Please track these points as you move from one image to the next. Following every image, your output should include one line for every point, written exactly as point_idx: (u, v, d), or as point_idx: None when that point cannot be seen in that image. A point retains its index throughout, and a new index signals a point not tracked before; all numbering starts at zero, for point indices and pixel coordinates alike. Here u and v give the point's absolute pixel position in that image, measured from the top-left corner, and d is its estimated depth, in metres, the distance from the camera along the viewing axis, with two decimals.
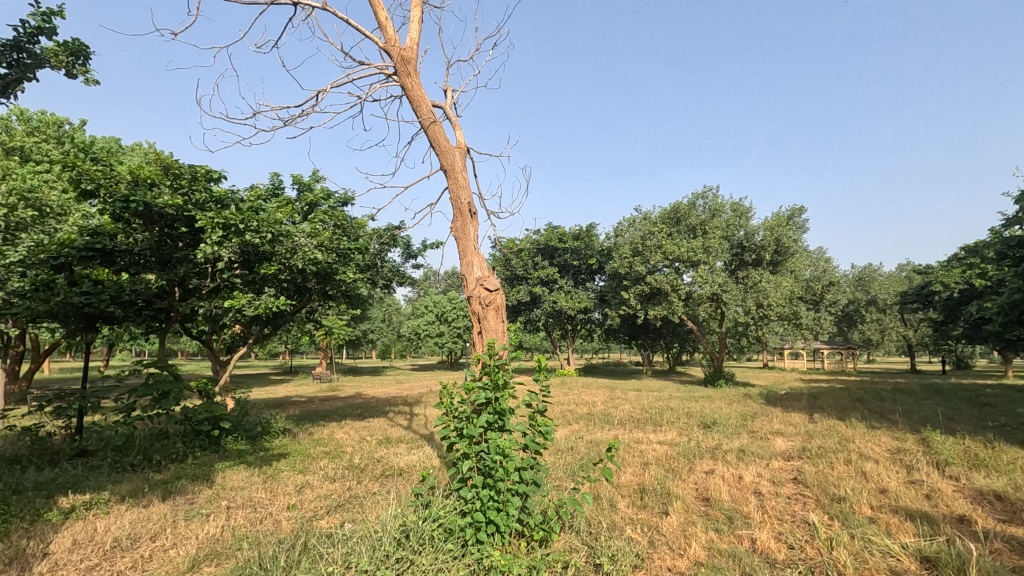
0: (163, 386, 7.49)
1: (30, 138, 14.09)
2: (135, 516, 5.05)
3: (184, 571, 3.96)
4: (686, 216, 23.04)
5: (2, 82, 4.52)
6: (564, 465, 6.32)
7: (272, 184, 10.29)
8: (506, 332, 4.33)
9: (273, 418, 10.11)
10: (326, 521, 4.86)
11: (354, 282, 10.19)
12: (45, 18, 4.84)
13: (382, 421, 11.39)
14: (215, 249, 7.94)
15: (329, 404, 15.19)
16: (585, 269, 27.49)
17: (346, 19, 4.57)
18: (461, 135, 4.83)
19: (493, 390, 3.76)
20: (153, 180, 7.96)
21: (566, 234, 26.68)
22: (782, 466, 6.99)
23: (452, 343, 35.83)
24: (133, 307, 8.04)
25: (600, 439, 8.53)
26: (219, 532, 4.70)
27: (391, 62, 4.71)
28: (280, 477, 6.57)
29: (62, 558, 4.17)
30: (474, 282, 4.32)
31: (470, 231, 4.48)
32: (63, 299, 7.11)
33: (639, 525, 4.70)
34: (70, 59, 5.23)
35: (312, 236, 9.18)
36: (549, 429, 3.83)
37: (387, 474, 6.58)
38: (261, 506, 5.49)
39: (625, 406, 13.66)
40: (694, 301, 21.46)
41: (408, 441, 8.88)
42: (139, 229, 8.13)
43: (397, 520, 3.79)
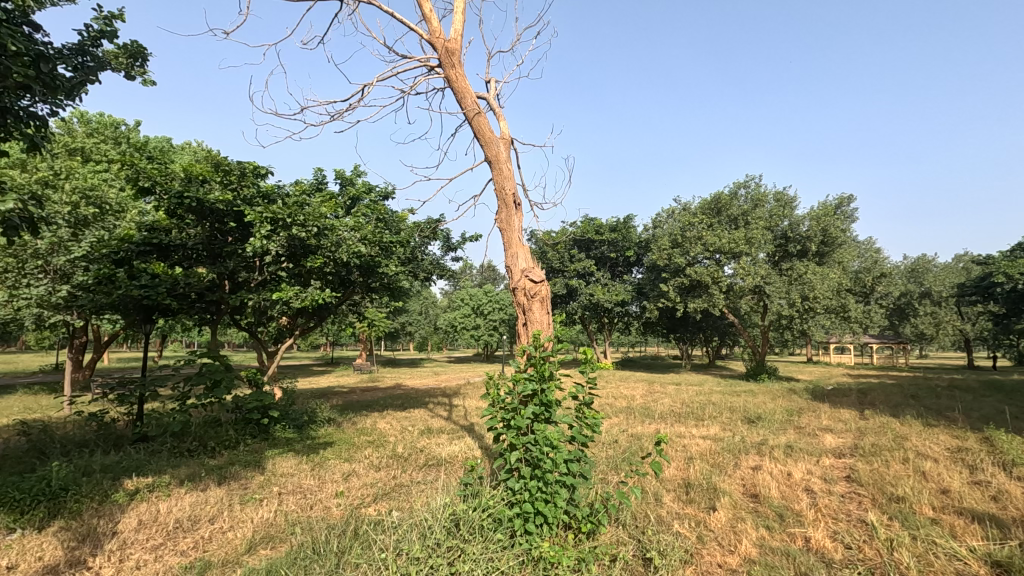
0: (216, 375, 7.77)
1: (90, 139, 14.82)
2: (194, 500, 5.27)
3: (242, 552, 4.11)
4: (727, 206, 22.45)
5: (68, 84, 4.73)
6: (609, 457, 6.28)
7: (316, 179, 10.51)
8: (551, 324, 4.31)
9: (318, 408, 10.38)
10: (374, 508, 4.97)
11: (395, 274, 10.32)
12: (107, 22, 5.06)
13: (422, 412, 11.55)
14: (264, 243, 8.21)
15: (370, 394, 15.46)
16: (622, 262, 27.18)
17: (390, 12, 4.53)
18: (505, 126, 4.79)
19: (539, 381, 3.74)
20: (204, 177, 8.32)
21: (603, 225, 26.38)
22: (833, 463, 6.75)
23: (488, 336, 35.99)
24: (188, 300, 8.36)
25: (642, 433, 8.42)
26: (273, 517, 4.86)
27: (436, 54, 4.70)
28: (327, 466, 6.75)
29: (130, 537, 4.40)
30: (519, 273, 4.29)
31: (515, 222, 4.46)
32: (124, 292, 7.48)
33: (687, 520, 4.62)
34: (128, 61, 5.51)
35: (355, 229, 9.33)
36: (597, 422, 3.78)
37: (430, 464, 6.68)
38: (310, 493, 5.65)
39: (665, 400, 13.47)
40: (736, 294, 20.94)
41: (449, 432, 8.98)
42: (192, 224, 8.50)
43: (446, 509, 3.82)
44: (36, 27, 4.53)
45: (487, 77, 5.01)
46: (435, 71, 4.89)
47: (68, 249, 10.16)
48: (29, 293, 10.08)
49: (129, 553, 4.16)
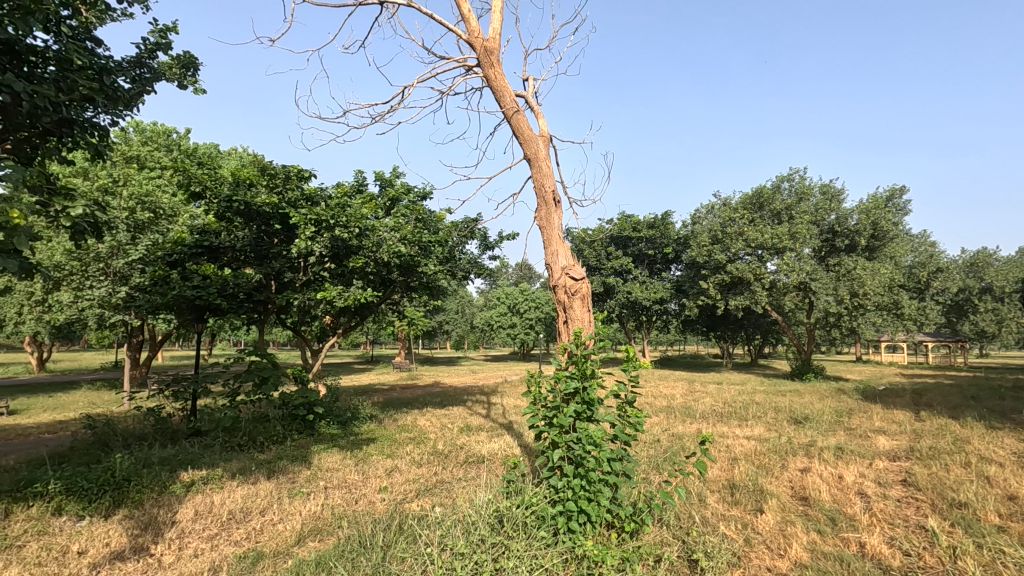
0: (264, 372, 8.06)
1: (144, 147, 15.57)
2: (246, 492, 5.47)
3: (292, 543, 4.25)
4: (770, 200, 21.65)
5: (129, 95, 4.97)
6: (650, 456, 6.19)
7: (356, 181, 10.72)
8: (593, 322, 4.27)
9: (361, 405, 10.60)
10: (417, 504, 5.04)
11: (434, 274, 10.42)
12: (162, 34, 5.29)
13: (461, 410, 11.66)
14: (308, 244, 8.46)
15: (409, 392, 15.67)
16: (660, 259, 26.74)
17: (430, 14, 4.58)
18: (544, 123, 4.78)
19: (580, 380, 3.72)
20: (251, 181, 8.63)
21: (641, 222, 26.00)
22: (888, 467, 6.47)
23: (525, 335, 35.97)
24: (236, 300, 8.69)
25: (684, 432, 8.26)
26: (320, 510, 4.99)
27: (475, 54, 4.73)
28: (371, 461, 6.88)
29: (187, 527, 4.60)
30: (560, 271, 4.27)
31: (555, 219, 4.44)
32: (178, 292, 7.84)
33: (733, 522, 4.51)
34: (182, 71, 5.74)
35: (395, 229, 9.47)
36: (640, 421, 3.73)
37: (470, 461, 6.74)
38: (355, 487, 5.78)
39: (706, 399, 13.16)
40: (779, 291, 20.31)
41: (488, 430, 9.03)
42: (240, 227, 8.84)
43: (490, 506, 3.83)
44: (97, 42, 4.77)
45: (525, 76, 5.01)
46: (473, 70, 4.92)
47: (126, 252, 10.76)
48: (92, 294, 10.69)
49: (187, 541, 4.35)
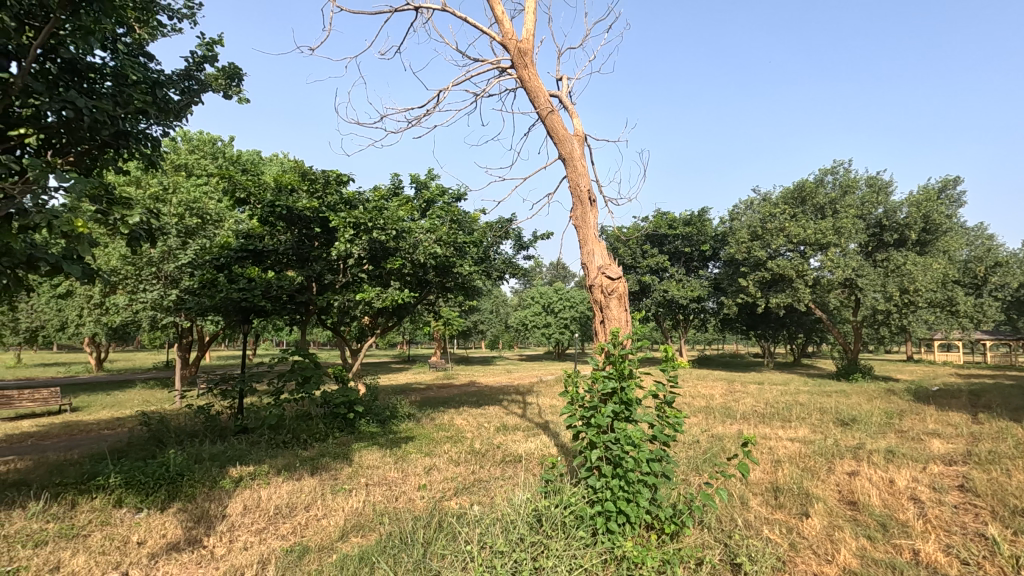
0: (306, 371, 8.30)
1: (192, 155, 16.25)
2: (291, 488, 5.65)
3: (335, 538, 4.36)
4: (812, 194, 20.98)
5: (178, 107, 5.18)
6: (689, 458, 6.09)
7: (393, 183, 10.91)
8: (630, 321, 4.24)
9: (399, 404, 10.78)
10: (455, 501, 5.11)
11: (469, 274, 10.50)
12: (208, 48, 5.50)
13: (498, 409, 11.70)
14: (347, 246, 8.66)
15: (446, 392, 15.83)
16: (697, 257, 26.24)
17: (464, 18, 4.64)
18: (578, 122, 4.76)
19: (618, 380, 3.70)
20: (292, 186, 8.91)
21: (677, 219, 25.46)
22: (943, 471, 6.17)
23: (559, 334, 35.84)
24: (280, 301, 8.98)
25: (725, 433, 8.06)
26: (362, 506, 5.11)
27: (509, 56, 4.76)
28: (409, 459, 6.99)
29: (237, 520, 4.79)
30: (596, 270, 4.26)
31: (591, 218, 4.43)
32: (225, 295, 8.17)
33: (777, 526, 4.40)
34: (228, 82, 5.92)
35: (431, 231, 9.60)
36: (679, 422, 3.68)
37: (507, 460, 6.78)
38: (395, 485, 5.89)
39: (747, 399, 12.80)
40: (823, 288, 19.64)
41: (524, 429, 9.04)
42: (282, 231, 9.13)
43: (529, 505, 3.85)
44: (150, 56, 4.99)
45: (559, 76, 5.01)
46: (507, 72, 4.95)
47: (176, 257, 11.30)
48: (146, 297, 11.22)
49: (238, 534, 4.53)
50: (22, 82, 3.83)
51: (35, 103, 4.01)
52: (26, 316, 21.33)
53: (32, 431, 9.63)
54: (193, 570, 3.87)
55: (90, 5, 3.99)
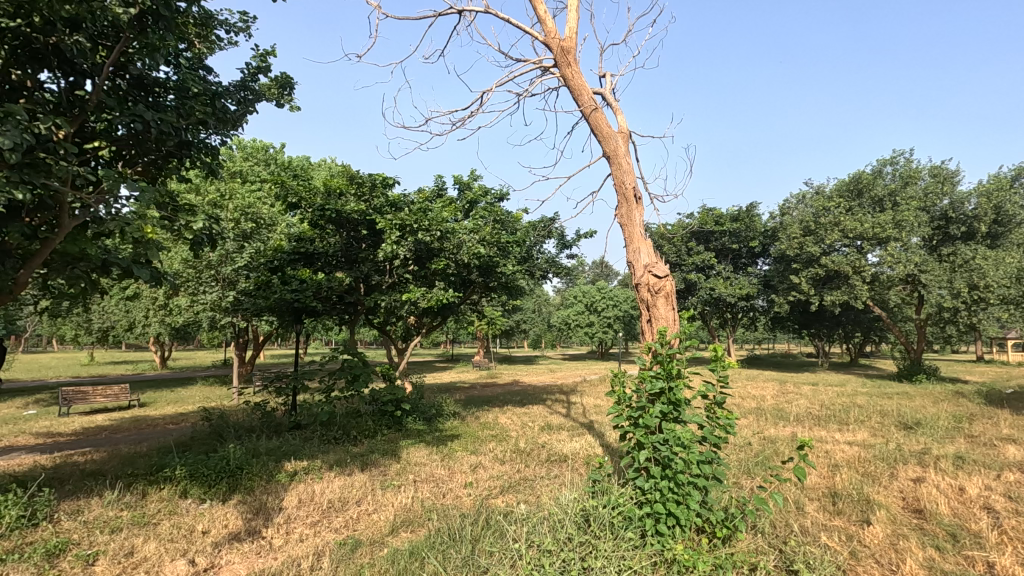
0: (355, 369, 8.55)
1: (246, 162, 16.97)
2: (343, 483, 5.82)
3: (386, 533, 4.47)
4: (870, 186, 20.00)
5: (236, 116, 5.41)
6: (740, 460, 5.92)
7: (437, 185, 11.07)
8: (678, 320, 4.16)
9: (444, 402, 10.94)
10: (502, 499, 5.16)
11: (513, 274, 10.55)
12: (262, 59, 5.72)
13: (541, 409, 11.70)
14: (394, 248, 8.85)
15: (490, 390, 15.96)
16: (746, 253, 25.47)
17: (507, 19, 4.67)
18: (623, 119, 4.70)
19: (666, 380, 3.64)
20: (341, 190, 9.19)
21: (723, 215, 24.69)
22: (1019, 480, 5.77)
23: (602, 334, 35.49)
24: (330, 302, 9.28)
25: (777, 436, 7.80)
26: (411, 502, 5.21)
27: (552, 55, 4.75)
28: (455, 457, 7.09)
29: (293, 513, 4.98)
30: (642, 269, 4.20)
31: (636, 216, 4.37)
32: (279, 296, 8.52)
33: (836, 533, 4.22)
34: (280, 91, 6.13)
35: (474, 231, 9.69)
36: (731, 423, 3.59)
37: (552, 459, 6.77)
38: (442, 482, 6.00)
39: (800, 401, 12.34)
40: (882, 285, 18.72)
41: (568, 429, 9.00)
42: (332, 233, 9.44)
43: (576, 504, 3.84)
44: (209, 69, 5.24)
45: (602, 73, 4.96)
46: (549, 71, 4.94)
47: (233, 260, 11.85)
48: (206, 298, 11.81)
49: (294, 526, 4.71)
50: (96, 98, 4.11)
51: (108, 117, 4.28)
52: (99, 317, 22.81)
53: (106, 424, 10.28)
54: (253, 559, 4.05)
55: (156, 23, 4.22)
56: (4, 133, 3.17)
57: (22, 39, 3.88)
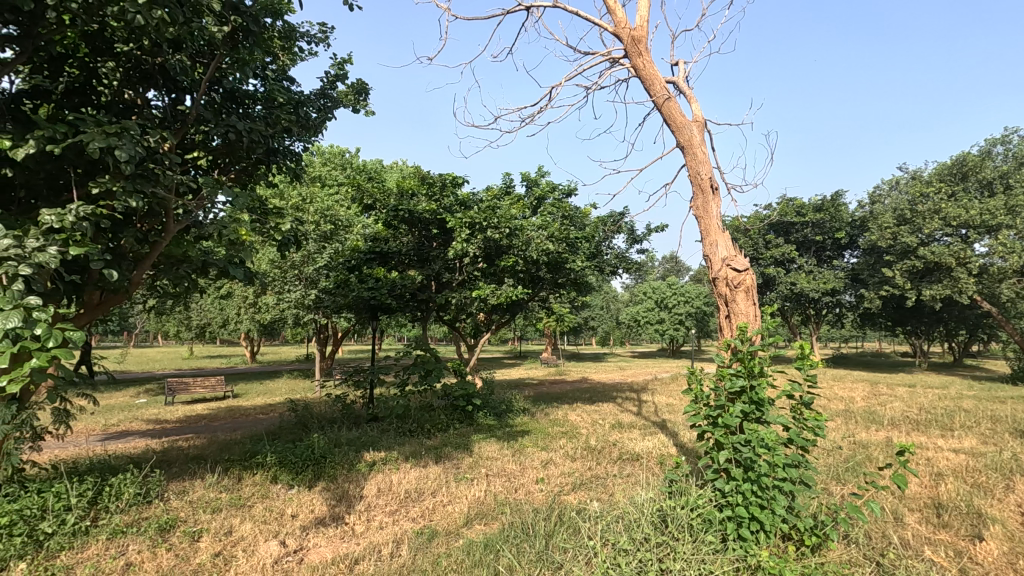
0: (428, 365, 8.82)
1: (325, 167, 17.86)
2: (418, 474, 6.01)
3: (461, 524, 4.58)
4: (976, 168, 18.23)
5: (316, 122, 5.68)
6: (829, 465, 5.55)
7: (505, 183, 11.15)
8: (759, 316, 3.96)
9: (514, 398, 11.02)
10: (574, 496, 5.15)
11: (582, 270, 10.46)
12: (339, 66, 5.99)
13: (612, 406, 11.54)
14: (464, 246, 9.01)
15: (559, 387, 15.91)
16: (831, 245, 23.87)
17: (576, 12, 4.61)
18: (697, 107, 4.53)
19: (747, 378, 3.48)
20: (413, 191, 9.48)
21: (806, 206, 23.25)
22: None
23: (674, 331, 34.42)
24: (404, 299, 9.61)
25: (871, 440, 7.25)
26: (484, 496, 5.30)
27: (622, 46, 4.65)
28: (526, 453, 7.13)
29: (373, 501, 5.20)
30: (720, 263, 4.04)
31: (713, 208, 4.20)
32: (357, 294, 8.95)
33: (942, 548, 3.87)
34: (357, 97, 6.36)
35: (543, 228, 9.67)
36: (821, 425, 3.37)
37: (624, 458, 6.66)
38: (514, 477, 6.04)
39: (895, 403, 11.42)
40: (992, 277, 16.97)
41: (641, 428, 8.81)
42: (405, 233, 9.76)
43: (653, 504, 3.75)
44: (291, 80, 5.56)
45: (675, 61, 4.80)
46: (619, 61, 4.84)
47: (314, 260, 12.53)
48: (290, 296, 12.57)
49: (375, 513, 4.93)
50: (195, 112, 4.47)
51: (206, 129, 4.63)
52: (197, 314, 24.81)
53: (205, 413, 11.17)
54: (338, 543, 4.27)
55: (246, 39, 4.51)
56: (121, 146, 3.49)
57: (133, 61, 4.33)
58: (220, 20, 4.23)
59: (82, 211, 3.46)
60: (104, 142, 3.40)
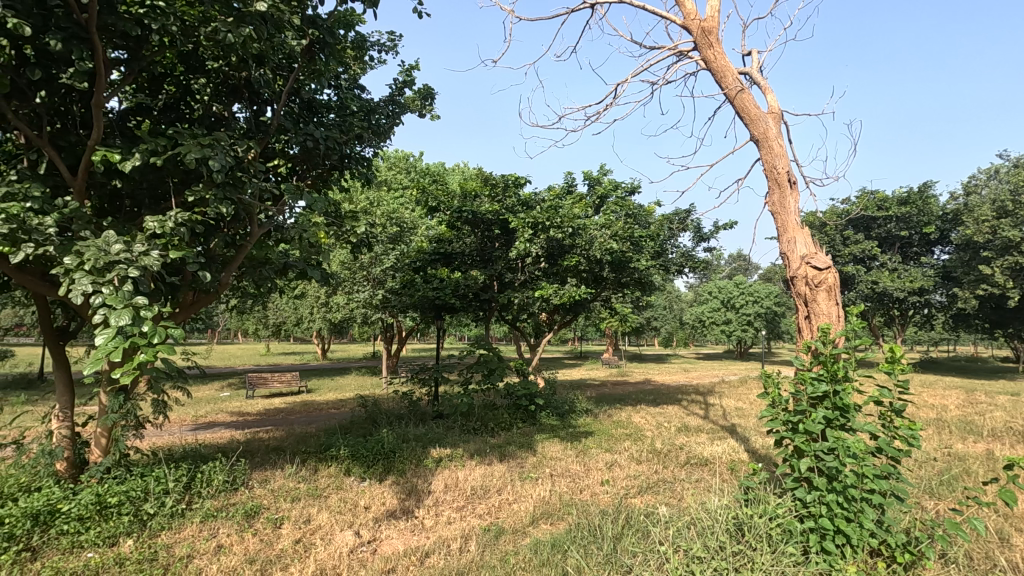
0: (491, 364, 8.93)
1: (390, 171, 18.44)
2: (484, 472, 6.09)
3: (527, 523, 4.60)
4: None
5: (384, 128, 5.86)
6: (921, 477, 5.15)
7: (567, 182, 11.10)
8: (843, 317, 3.73)
9: (577, 399, 10.94)
10: (641, 499, 5.06)
11: (646, 269, 10.25)
12: (406, 74, 6.17)
13: (677, 409, 11.24)
14: (527, 246, 9.06)
15: (621, 388, 15.69)
16: (918, 241, 22.18)
17: (643, 6, 4.53)
18: (773, 98, 4.32)
19: (831, 382, 3.29)
20: (476, 192, 9.60)
21: (889, 198, 21.72)
22: None
23: (741, 332, 33.06)
24: (467, 299, 9.76)
25: (969, 452, 6.67)
26: (549, 495, 5.31)
27: (691, 38, 4.52)
28: (590, 454, 7.08)
29: (440, 496, 5.32)
30: (799, 260, 3.85)
31: (791, 203, 4.00)
32: (423, 293, 9.20)
33: None
34: (424, 102, 6.51)
35: (606, 227, 9.56)
36: (915, 434, 3.13)
37: (692, 462, 6.46)
38: (578, 477, 6.00)
39: (996, 413, 10.45)
40: None
41: (709, 432, 8.53)
42: (467, 234, 9.90)
43: (728, 512, 3.62)
44: (362, 88, 5.78)
45: (747, 51, 4.61)
46: (687, 54, 4.70)
47: (381, 261, 12.97)
48: (359, 297, 13.07)
49: (443, 508, 5.04)
50: (277, 122, 4.75)
51: (286, 138, 4.90)
52: (273, 313, 26.28)
53: (283, 407, 11.84)
54: (409, 536, 4.41)
55: (322, 51, 4.73)
56: (214, 156, 3.76)
57: (222, 77, 4.66)
58: (299, 34, 4.47)
59: (179, 217, 3.76)
60: (199, 152, 3.67)
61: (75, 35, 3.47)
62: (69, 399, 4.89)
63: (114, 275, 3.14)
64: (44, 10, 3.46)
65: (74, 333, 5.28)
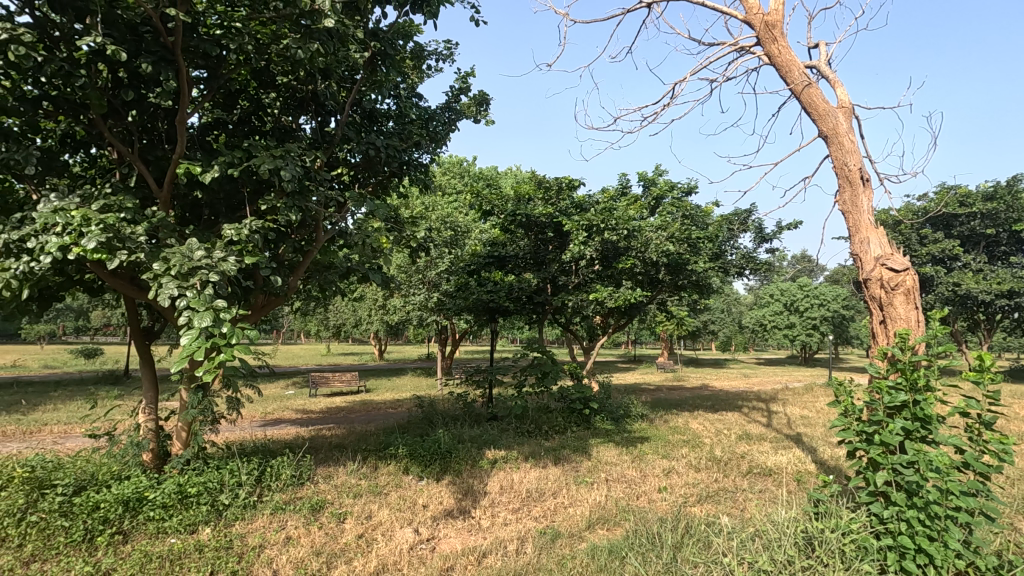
0: (544, 367, 8.94)
1: (445, 176, 18.77)
2: (539, 475, 6.10)
3: (583, 527, 4.56)
4: None
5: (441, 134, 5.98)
6: (1014, 496, 4.75)
7: (621, 184, 10.96)
8: (924, 321, 3.49)
9: (632, 403, 10.76)
10: (701, 508, 4.92)
11: (705, 271, 9.97)
12: (462, 80, 6.28)
13: (737, 416, 10.86)
14: (581, 248, 8.99)
15: (678, 394, 15.32)
16: (1007, 239, 20.48)
17: (702, 3, 4.43)
18: (843, 92, 4.12)
19: (910, 391, 3.10)
20: (530, 195, 9.61)
21: (973, 194, 20.19)
22: None
23: (806, 337, 31.57)
24: (521, 302, 9.79)
25: None
26: (605, 500, 5.26)
27: (754, 33, 4.37)
28: (647, 459, 6.96)
29: (496, 497, 5.38)
30: (873, 261, 3.64)
31: (864, 202, 3.79)
32: (478, 296, 9.31)
33: None
34: (478, 108, 6.60)
35: (662, 228, 9.37)
36: (1007, 448, 2.90)
37: (755, 471, 6.23)
38: (635, 483, 5.91)
39: None
40: None
41: (772, 440, 8.19)
42: (521, 237, 9.93)
43: (796, 525, 3.48)
44: (420, 97, 5.93)
45: (814, 44, 4.42)
46: (749, 50, 4.55)
47: (436, 265, 13.22)
48: (416, 299, 13.36)
49: (499, 509, 5.09)
50: (340, 132, 4.95)
51: (349, 148, 5.10)
52: (334, 315, 27.28)
53: (343, 406, 12.27)
54: (466, 535, 4.48)
55: (383, 63, 4.88)
56: (285, 167, 3.98)
57: (291, 91, 4.92)
58: (362, 47, 4.64)
59: (253, 225, 3.98)
60: (272, 163, 3.88)
61: (163, 57, 3.77)
62: (154, 394, 5.26)
63: (196, 280, 3.37)
64: (136, 36, 3.79)
65: (157, 333, 5.67)
